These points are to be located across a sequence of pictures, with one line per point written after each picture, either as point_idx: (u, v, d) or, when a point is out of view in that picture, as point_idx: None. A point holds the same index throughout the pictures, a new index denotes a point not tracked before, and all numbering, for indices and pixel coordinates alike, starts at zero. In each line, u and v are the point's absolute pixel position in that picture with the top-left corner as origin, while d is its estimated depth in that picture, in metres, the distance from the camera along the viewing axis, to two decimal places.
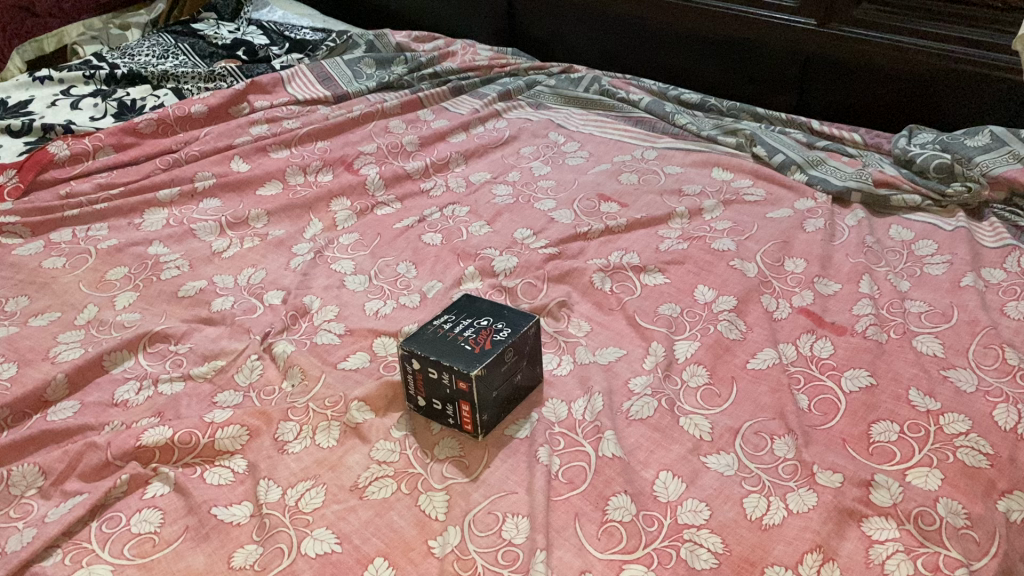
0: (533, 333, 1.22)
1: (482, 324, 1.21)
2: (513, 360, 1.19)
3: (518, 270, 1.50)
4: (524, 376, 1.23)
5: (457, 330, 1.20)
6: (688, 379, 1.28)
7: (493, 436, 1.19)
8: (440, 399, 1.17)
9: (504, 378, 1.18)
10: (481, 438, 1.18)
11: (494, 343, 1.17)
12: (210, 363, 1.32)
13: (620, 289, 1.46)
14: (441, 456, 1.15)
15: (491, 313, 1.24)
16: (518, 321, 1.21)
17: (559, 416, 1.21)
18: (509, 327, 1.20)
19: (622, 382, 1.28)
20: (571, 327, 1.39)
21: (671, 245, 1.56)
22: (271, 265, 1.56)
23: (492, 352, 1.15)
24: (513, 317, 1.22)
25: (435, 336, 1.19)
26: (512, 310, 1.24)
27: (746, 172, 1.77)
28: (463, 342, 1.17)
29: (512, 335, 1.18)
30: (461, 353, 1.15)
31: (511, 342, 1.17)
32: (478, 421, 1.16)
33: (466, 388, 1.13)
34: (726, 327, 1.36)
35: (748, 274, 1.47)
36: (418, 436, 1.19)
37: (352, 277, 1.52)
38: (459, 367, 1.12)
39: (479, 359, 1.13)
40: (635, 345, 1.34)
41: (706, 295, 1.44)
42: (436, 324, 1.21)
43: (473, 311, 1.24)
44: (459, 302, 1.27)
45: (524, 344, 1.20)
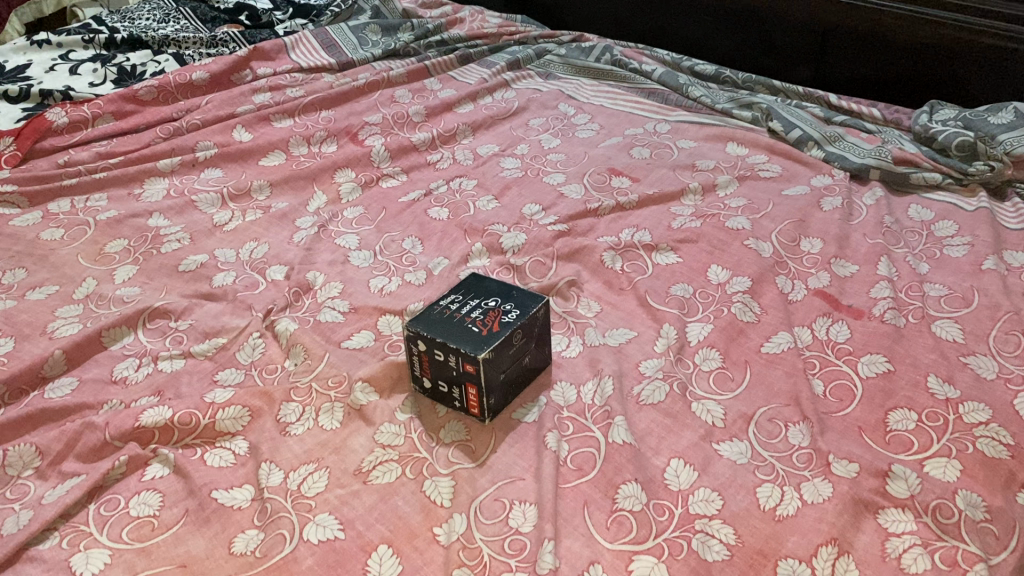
0: (542, 315, 1.19)
1: (490, 305, 1.18)
2: (522, 342, 1.16)
3: (526, 247, 1.46)
4: (533, 358, 1.20)
5: (464, 311, 1.17)
6: (700, 363, 1.25)
7: (501, 419, 1.16)
8: (447, 382, 1.14)
9: (513, 361, 1.15)
10: (488, 422, 1.15)
11: (502, 325, 1.14)
12: (211, 340, 1.30)
13: (632, 268, 1.43)
14: (447, 440, 1.13)
15: (499, 293, 1.20)
16: (527, 302, 1.18)
17: (568, 400, 1.18)
18: (517, 308, 1.17)
19: (632, 365, 1.24)
20: (581, 307, 1.35)
21: (683, 223, 1.52)
22: (274, 239, 1.52)
23: (500, 335, 1.12)
24: (522, 298, 1.19)
25: (441, 317, 1.16)
26: (520, 291, 1.21)
27: (761, 147, 1.73)
28: (470, 323, 1.14)
29: (521, 317, 1.15)
30: (468, 335, 1.12)
31: (520, 324, 1.14)
32: (486, 405, 1.13)
33: (473, 371, 1.10)
34: (740, 310, 1.33)
35: (763, 254, 1.43)
36: (424, 418, 1.16)
37: (357, 253, 1.48)
38: (466, 350, 1.09)
39: (487, 342, 1.10)
40: (647, 327, 1.31)
41: (720, 275, 1.40)
42: (442, 304, 1.18)
43: (481, 291, 1.21)
44: (466, 282, 1.24)
45: (533, 326, 1.17)
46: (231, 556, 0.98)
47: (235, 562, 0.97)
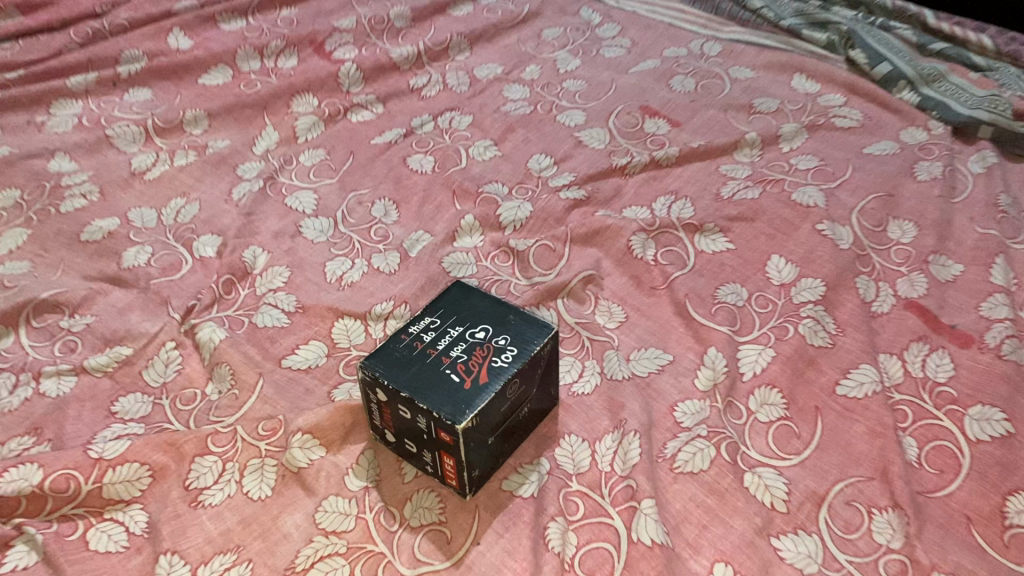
0: (547, 352, 0.87)
1: (477, 337, 0.86)
2: (518, 392, 0.85)
3: (531, 223, 1.13)
4: (533, 405, 0.89)
5: (440, 345, 0.85)
6: (756, 410, 0.94)
7: (487, 491, 0.87)
8: (415, 442, 0.84)
9: (505, 417, 0.85)
10: (469, 497, 0.86)
11: (493, 372, 0.82)
12: (111, 350, 0.98)
13: (668, 257, 1.09)
14: (413, 522, 0.84)
15: (490, 318, 0.88)
16: (529, 335, 0.86)
17: (578, 465, 0.88)
18: (514, 345, 0.85)
19: (665, 410, 0.94)
20: (599, 316, 1.03)
21: (736, 191, 1.18)
22: (208, 194, 1.19)
23: (489, 388, 0.80)
24: (521, 327, 0.87)
25: (408, 354, 0.84)
26: (519, 315, 0.88)
27: (836, 84, 1.37)
28: (449, 366, 0.82)
29: (519, 360, 0.83)
30: (445, 386, 0.81)
31: (518, 370, 0.83)
32: (467, 478, 0.83)
33: (450, 440, 0.80)
34: (810, 330, 1.01)
35: (841, 246, 1.09)
36: (385, 486, 0.87)
37: (312, 221, 1.15)
38: (441, 414, 0.78)
39: (470, 401, 0.79)
40: (685, 349, 1.00)
41: (785, 274, 1.07)
42: (410, 332, 0.86)
43: (464, 312, 0.89)
44: (446, 294, 0.92)
45: (534, 369, 0.86)
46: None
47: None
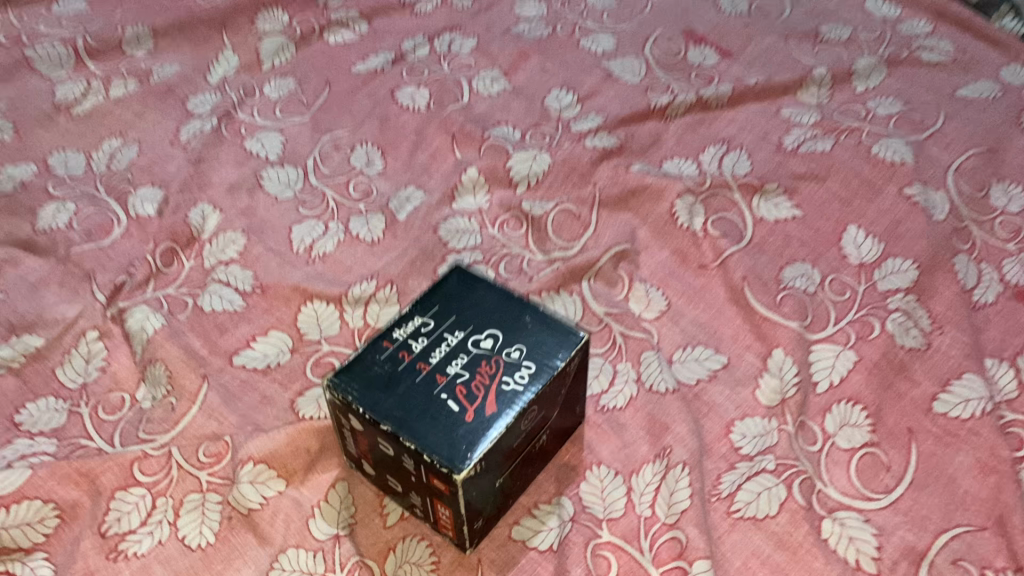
0: (574, 367, 0.67)
1: (482, 348, 0.65)
2: (536, 420, 0.65)
3: (549, 180, 0.92)
4: (554, 430, 0.69)
5: (434, 359, 0.64)
6: (836, 434, 0.74)
7: (492, 541, 0.67)
8: (401, 482, 0.65)
9: (518, 452, 0.65)
10: (470, 551, 0.66)
11: (504, 398, 0.62)
12: (17, 341, 0.77)
13: (720, 227, 0.88)
14: None
15: (499, 321, 0.67)
16: (551, 346, 0.66)
17: (610, 507, 0.69)
18: (531, 359, 0.64)
19: (720, 431, 0.74)
20: (634, 303, 0.83)
21: (801, 142, 0.95)
22: (149, 133, 0.96)
23: (499, 421, 0.60)
24: (539, 335, 0.66)
25: (391, 370, 0.63)
26: (538, 318, 0.68)
27: (922, 8, 1.15)
28: (445, 389, 0.62)
29: (538, 381, 0.63)
30: (440, 417, 0.60)
31: (536, 394, 0.62)
32: (467, 531, 0.64)
33: (446, 489, 0.60)
34: (900, 328, 0.80)
35: (935, 217, 0.87)
36: (360, 533, 0.67)
37: (276, 171, 0.92)
38: (434, 458, 0.58)
39: (474, 440, 0.59)
40: (742, 350, 0.80)
41: (866, 252, 0.86)
42: (394, 338, 0.66)
43: (465, 312, 0.68)
44: (441, 285, 0.71)
45: (556, 390, 0.65)
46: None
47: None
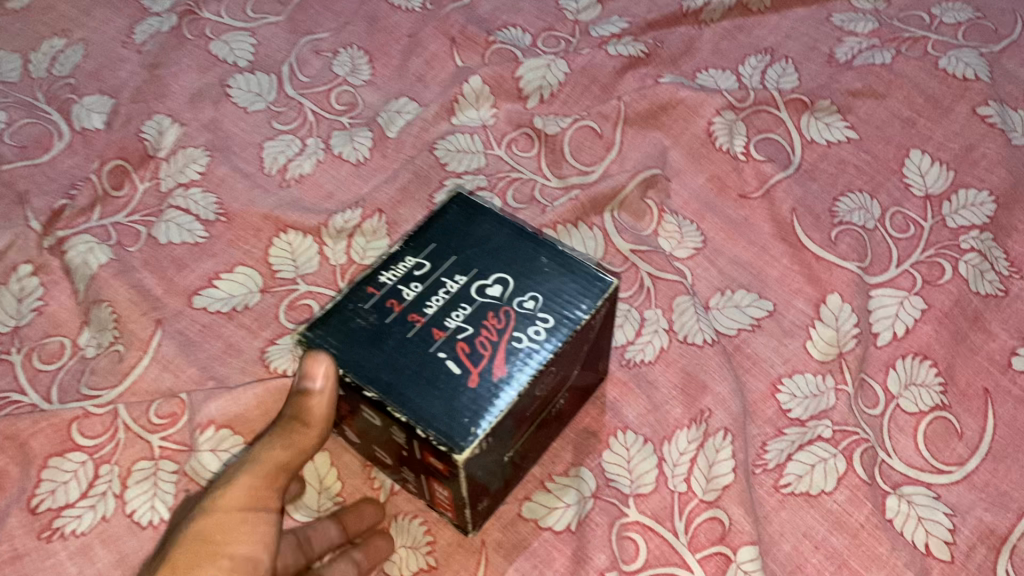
0: (599, 319, 0.55)
1: (489, 296, 0.53)
2: (552, 383, 0.53)
3: (565, 93, 0.79)
4: (573, 390, 0.58)
5: (430, 309, 0.52)
6: (901, 395, 0.64)
7: (496, 520, 0.57)
8: (390, 455, 0.54)
9: (531, 420, 0.54)
10: (472, 533, 0.56)
11: (515, 358, 0.50)
12: None
13: (764, 150, 0.76)
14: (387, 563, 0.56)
15: (509, 261, 0.55)
16: (572, 294, 0.54)
17: (639, 479, 0.58)
18: (548, 310, 0.52)
19: (766, 390, 0.64)
20: (663, 239, 0.72)
21: (857, 53, 0.82)
22: (97, 31, 0.82)
23: (510, 388, 0.49)
24: (558, 279, 0.54)
25: (378, 323, 0.51)
26: (556, 258, 0.55)
27: None
28: (444, 346, 0.50)
29: (557, 337, 0.51)
30: (438, 382, 0.49)
31: (554, 354, 0.51)
32: (469, 513, 0.54)
33: (445, 469, 0.49)
34: (976, 271, 0.69)
35: (1015, 143, 0.75)
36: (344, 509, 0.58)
37: (245, 78, 0.79)
38: (429, 433, 0.47)
39: (479, 411, 0.48)
40: (791, 294, 0.69)
41: (933, 182, 0.74)
42: (381, 282, 0.53)
43: (468, 250, 0.56)
44: (439, 216, 0.58)
45: (578, 346, 0.54)
46: (224, 493, 0.46)
47: (257, 530, 0.46)
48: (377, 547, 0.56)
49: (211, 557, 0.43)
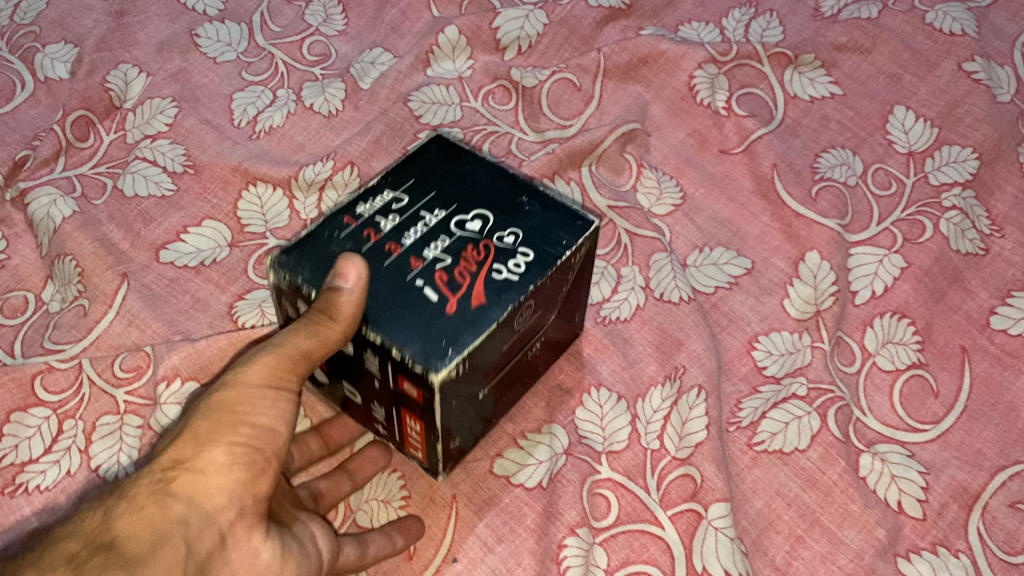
0: (580, 260, 0.54)
1: (468, 230, 0.52)
2: (530, 321, 0.52)
3: (544, 44, 0.77)
4: (550, 335, 0.57)
5: (408, 239, 0.51)
6: (878, 352, 0.63)
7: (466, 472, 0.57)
8: (364, 391, 0.53)
9: (507, 358, 0.52)
10: (440, 477, 0.56)
11: (494, 288, 0.49)
12: None
13: (746, 105, 0.74)
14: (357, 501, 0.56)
15: (489, 199, 0.54)
16: (553, 231, 0.52)
17: (611, 436, 0.58)
18: (529, 245, 0.51)
19: (741, 348, 0.63)
20: (640, 195, 0.71)
21: (843, 7, 0.80)
22: None
23: (489, 315, 0.48)
24: (540, 217, 0.53)
25: (353, 250, 0.50)
26: (537, 199, 0.54)
27: None
28: (421, 275, 0.49)
29: (537, 271, 0.50)
30: (414, 307, 0.48)
31: (534, 286, 0.50)
32: (441, 451, 0.53)
33: (419, 396, 0.48)
34: (957, 229, 0.68)
35: (1001, 99, 0.73)
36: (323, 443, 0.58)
37: (215, 27, 0.77)
38: (404, 354, 0.46)
39: (455, 336, 0.46)
40: (770, 251, 0.68)
41: (916, 139, 0.72)
42: (358, 213, 0.52)
43: (447, 188, 0.55)
44: (418, 155, 0.57)
45: (558, 286, 0.53)
46: (249, 364, 0.46)
47: (278, 405, 0.46)
48: (363, 465, 0.57)
49: (230, 424, 0.44)
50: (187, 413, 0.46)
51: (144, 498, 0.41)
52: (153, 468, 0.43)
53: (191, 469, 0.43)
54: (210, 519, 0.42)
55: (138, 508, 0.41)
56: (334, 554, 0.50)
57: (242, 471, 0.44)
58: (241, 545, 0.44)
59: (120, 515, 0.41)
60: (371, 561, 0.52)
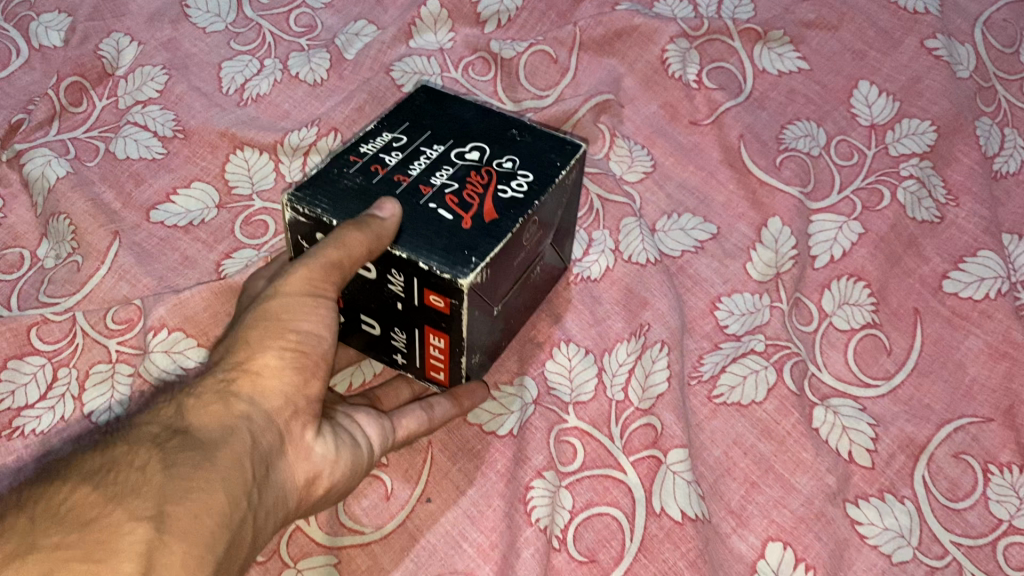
0: (571, 183, 0.59)
1: (468, 159, 0.56)
2: (534, 240, 0.57)
3: (523, 18, 0.80)
4: (543, 264, 0.61)
5: (414, 171, 0.55)
6: (834, 313, 0.67)
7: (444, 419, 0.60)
8: (381, 317, 0.56)
9: (516, 275, 0.57)
10: None
11: (502, 204, 0.53)
12: None
13: (716, 78, 0.77)
14: None
15: (483, 132, 0.58)
16: (545, 156, 0.57)
17: (578, 386, 0.61)
18: (527, 168, 0.56)
19: (704, 308, 0.67)
20: (613, 163, 0.75)
21: None
22: None
23: (503, 226, 0.52)
24: (532, 145, 0.58)
25: (364, 183, 0.53)
26: (526, 131, 0.59)
27: None
28: (432, 199, 0.53)
29: (538, 189, 0.55)
30: (433, 225, 0.51)
31: (539, 201, 0.54)
32: (462, 366, 0.57)
33: (446, 308, 0.52)
34: (914, 198, 0.71)
35: (960, 75, 0.76)
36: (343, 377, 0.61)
37: None
38: (433, 264, 0.49)
39: (476, 246, 0.50)
40: (734, 218, 0.72)
41: (879, 112, 0.75)
42: (362, 152, 0.56)
43: (441, 126, 0.59)
44: (407, 103, 0.61)
45: (555, 205, 0.57)
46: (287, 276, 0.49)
47: (321, 312, 0.49)
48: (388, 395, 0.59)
49: (276, 331, 0.48)
50: (234, 328, 0.50)
51: (208, 396, 0.45)
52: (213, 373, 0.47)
53: (247, 372, 0.46)
54: (269, 415, 0.46)
55: (206, 404, 0.44)
56: (387, 435, 0.54)
57: (294, 372, 0.47)
58: (297, 442, 0.47)
59: (191, 410, 0.44)
60: (439, 424, 0.56)
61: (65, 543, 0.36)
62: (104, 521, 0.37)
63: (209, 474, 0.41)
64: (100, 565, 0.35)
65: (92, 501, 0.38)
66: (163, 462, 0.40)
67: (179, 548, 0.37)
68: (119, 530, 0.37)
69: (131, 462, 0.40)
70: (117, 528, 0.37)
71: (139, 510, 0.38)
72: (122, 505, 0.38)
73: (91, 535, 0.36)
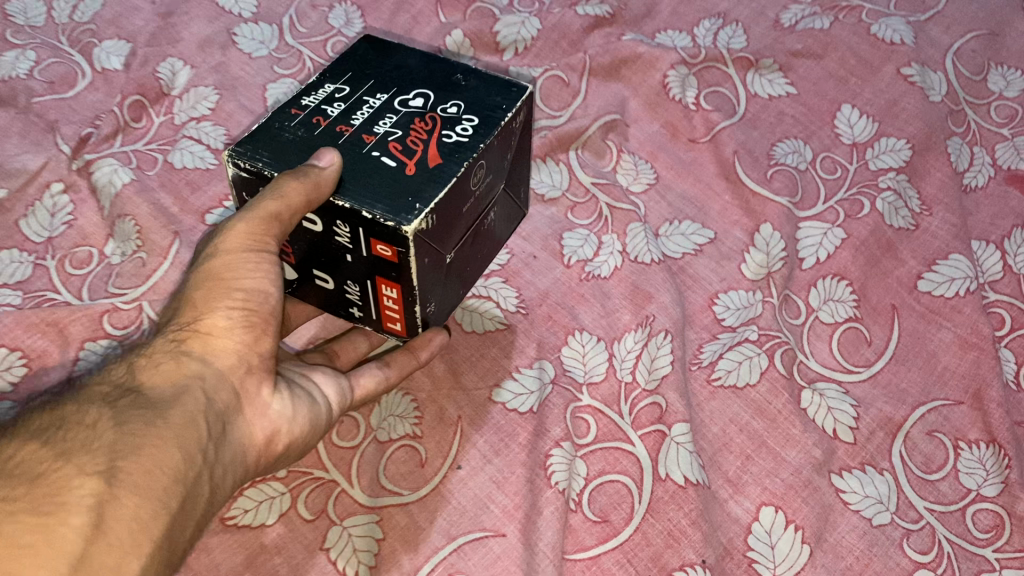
0: (517, 129, 0.65)
1: (412, 107, 0.62)
2: (482, 188, 0.63)
3: (537, 47, 0.89)
4: (494, 212, 0.68)
5: (357, 121, 0.61)
6: (819, 308, 0.74)
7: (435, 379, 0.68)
8: (335, 271, 0.62)
9: (465, 227, 0.63)
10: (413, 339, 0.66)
11: (446, 148, 0.59)
12: None
13: (713, 101, 0.86)
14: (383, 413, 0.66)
15: (424, 81, 0.64)
16: (483, 101, 0.63)
17: (589, 369, 0.69)
18: (471, 113, 0.62)
19: (703, 303, 0.74)
20: (620, 175, 0.83)
21: (800, 19, 0.91)
22: None
23: (446, 171, 0.57)
24: (474, 90, 0.64)
25: (306, 135, 0.60)
26: (467, 77, 0.65)
27: None
28: (375, 147, 0.59)
29: (482, 133, 0.61)
30: (376, 173, 0.57)
31: (483, 143, 0.60)
32: (417, 316, 0.62)
33: (393, 257, 0.57)
34: (892, 207, 0.79)
35: (933, 99, 0.85)
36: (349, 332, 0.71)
37: (250, 28, 0.88)
38: (376, 214, 0.55)
39: (418, 190, 0.56)
40: (730, 225, 0.79)
41: (860, 132, 0.83)
42: (304, 105, 0.62)
43: (384, 76, 0.65)
44: (352, 54, 0.67)
45: (504, 146, 0.63)
46: (228, 236, 0.56)
47: (263, 268, 0.56)
48: (351, 345, 0.70)
49: (223, 292, 0.55)
50: (184, 284, 0.57)
51: (162, 357, 0.52)
52: (166, 334, 0.54)
53: (198, 333, 0.54)
54: (220, 372, 0.53)
55: (158, 364, 0.52)
56: (344, 393, 0.63)
57: (244, 332, 0.55)
58: (252, 398, 0.55)
59: (143, 368, 0.52)
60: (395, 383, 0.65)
61: (13, 496, 0.43)
62: (53, 474, 0.44)
63: (158, 431, 0.48)
64: (48, 517, 0.42)
65: (41, 457, 0.45)
66: (112, 420, 0.47)
67: (128, 500, 0.44)
68: (69, 484, 0.43)
69: (82, 419, 0.47)
70: (67, 481, 0.43)
71: (89, 466, 0.44)
72: (71, 460, 0.44)
73: (41, 488, 0.43)
